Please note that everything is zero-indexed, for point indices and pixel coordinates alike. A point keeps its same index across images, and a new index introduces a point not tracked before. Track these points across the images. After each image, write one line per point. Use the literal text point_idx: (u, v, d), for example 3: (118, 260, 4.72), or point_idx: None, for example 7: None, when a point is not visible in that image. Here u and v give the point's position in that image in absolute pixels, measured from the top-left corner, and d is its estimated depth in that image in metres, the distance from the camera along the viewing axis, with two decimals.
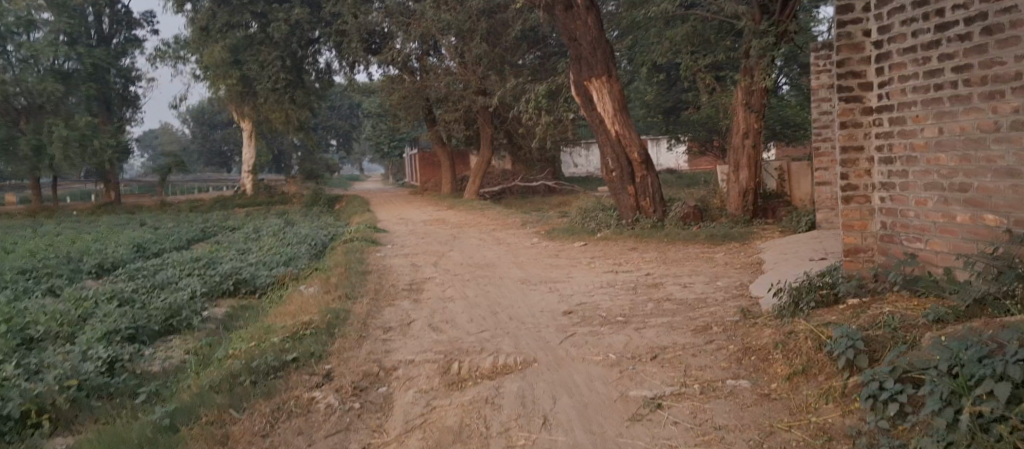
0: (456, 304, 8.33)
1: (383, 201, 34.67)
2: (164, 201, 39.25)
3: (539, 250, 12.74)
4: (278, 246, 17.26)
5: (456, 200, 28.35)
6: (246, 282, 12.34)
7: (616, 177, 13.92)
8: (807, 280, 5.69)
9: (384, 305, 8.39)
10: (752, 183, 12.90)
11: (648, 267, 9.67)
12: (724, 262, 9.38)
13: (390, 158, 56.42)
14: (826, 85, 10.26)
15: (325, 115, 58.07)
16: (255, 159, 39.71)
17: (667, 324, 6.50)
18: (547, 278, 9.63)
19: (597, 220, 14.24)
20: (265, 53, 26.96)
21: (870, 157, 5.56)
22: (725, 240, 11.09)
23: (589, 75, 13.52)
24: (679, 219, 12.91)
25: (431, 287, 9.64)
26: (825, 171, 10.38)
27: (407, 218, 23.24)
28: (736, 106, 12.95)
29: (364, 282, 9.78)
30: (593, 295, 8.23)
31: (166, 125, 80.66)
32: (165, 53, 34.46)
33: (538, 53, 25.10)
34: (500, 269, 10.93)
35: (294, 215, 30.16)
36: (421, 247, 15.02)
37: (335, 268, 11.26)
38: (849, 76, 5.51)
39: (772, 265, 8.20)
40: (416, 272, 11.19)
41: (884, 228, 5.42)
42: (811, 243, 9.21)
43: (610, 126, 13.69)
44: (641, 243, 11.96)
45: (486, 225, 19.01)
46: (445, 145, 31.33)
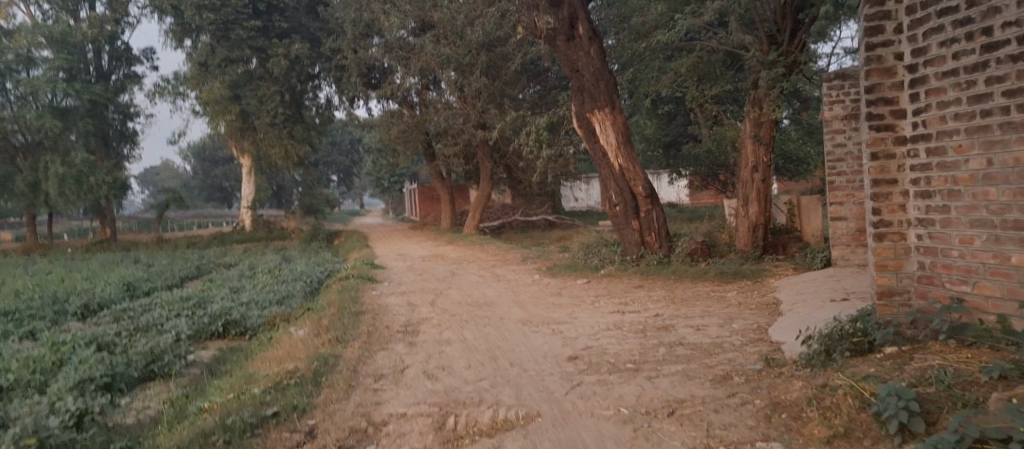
0: (452, 348, 7.80)
1: (382, 236, 34.22)
2: (161, 237, 38.82)
3: (541, 288, 12.24)
4: (273, 283, 16.73)
5: (455, 234, 27.90)
6: (236, 323, 11.80)
7: (620, 212, 13.46)
8: (838, 326, 5.22)
9: (376, 349, 7.86)
10: (762, 218, 12.41)
11: (657, 307, 9.15)
12: (738, 301, 8.86)
13: (390, 192, 56.21)
14: (839, 116, 9.86)
15: (326, 150, 57.95)
16: (254, 195, 39.39)
17: (682, 372, 6.00)
18: (550, 319, 9.11)
19: (600, 256, 13.75)
20: (264, 88, 26.73)
21: (904, 190, 5.08)
22: (737, 277, 10.59)
23: (591, 107, 13.17)
24: (686, 255, 12.42)
25: (427, 329, 9.12)
26: (841, 205, 9.92)
27: (405, 254, 22.75)
28: (745, 139, 12.58)
29: (357, 323, 9.26)
30: (600, 338, 7.70)
31: (167, 161, 80.61)
32: (164, 89, 34.31)
33: (539, 86, 24.85)
34: (500, 309, 10.41)
35: (291, 251, 29.69)
36: (418, 284, 14.51)
37: (329, 308, 10.74)
38: (880, 103, 5.10)
39: (791, 306, 7.67)
40: (412, 312, 10.68)
41: (922, 268, 4.93)
42: (830, 282, 8.68)
43: (613, 159, 13.27)
44: (648, 281, 11.44)
45: (486, 261, 18.54)
46: (445, 180, 30.99)
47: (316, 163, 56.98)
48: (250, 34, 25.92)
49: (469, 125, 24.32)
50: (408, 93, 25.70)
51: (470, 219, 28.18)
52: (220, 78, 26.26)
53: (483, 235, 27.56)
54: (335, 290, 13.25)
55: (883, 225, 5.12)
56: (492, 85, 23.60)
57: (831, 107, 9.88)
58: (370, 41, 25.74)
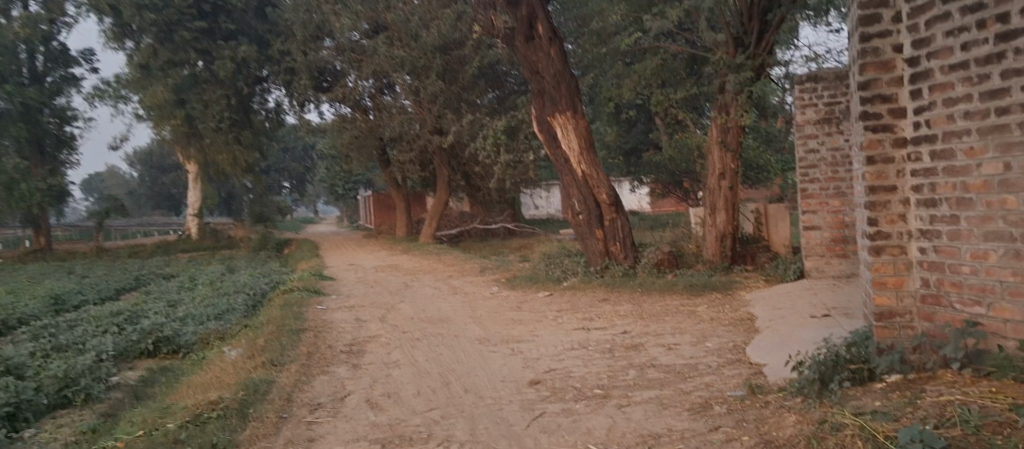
0: (401, 371, 7.07)
1: (335, 245, 33.18)
2: (102, 247, 37.11)
3: (499, 301, 11.56)
4: (214, 297, 15.74)
5: (411, 243, 27.08)
6: (169, 340, 10.84)
7: (583, 220, 12.86)
8: (832, 352, 4.67)
9: (315, 373, 7.08)
10: (729, 227, 11.96)
11: (623, 323, 8.55)
12: (709, 317, 8.31)
13: (345, 200, 55.04)
14: (812, 120, 9.54)
15: (278, 157, 56.50)
16: (201, 202, 37.94)
17: (656, 400, 5.38)
18: (508, 337, 8.44)
19: (563, 266, 13.14)
20: (210, 92, 25.58)
21: (904, 198, 4.54)
22: (706, 290, 10.07)
23: (552, 110, 12.57)
24: (653, 266, 11.90)
25: (375, 349, 8.36)
26: (814, 214, 9.49)
27: (357, 264, 21.89)
28: (711, 146, 12.12)
29: (298, 343, 8.45)
30: (563, 359, 7.05)
31: (111, 167, 77.84)
32: (104, 93, 32.78)
33: (496, 92, 24.24)
34: (455, 325, 9.70)
35: (239, 261, 28.50)
36: (369, 297, 13.71)
37: (269, 325, 9.89)
38: (877, 101, 4.54)
39: (769, 323, 7.15)
40: (361, 329, 9.90)
41: (927, 286, 4.41)
42: (807, 297, 8.17)
43: (576, 165, 12.68)
44: (612, 294, 10.86)
45: (442, 271, 17.81)
46: (400, 187, 30.16)
47: (268, 169, 55.49)
48: (194, 35, 24.77)
49: (425, 131, 23.60)
50: (361, 97, 24.85)
51: (426, 227, 27.39)
52: (165, 82, 25.05)
53: (440, 244, 26.80)
54: (279, 304, 12.37)
55: (880, 237, 4.57)
56: (449, 89, 22.91)
57: (803, 110, 9.55)
58: (321, 44, 24.84)
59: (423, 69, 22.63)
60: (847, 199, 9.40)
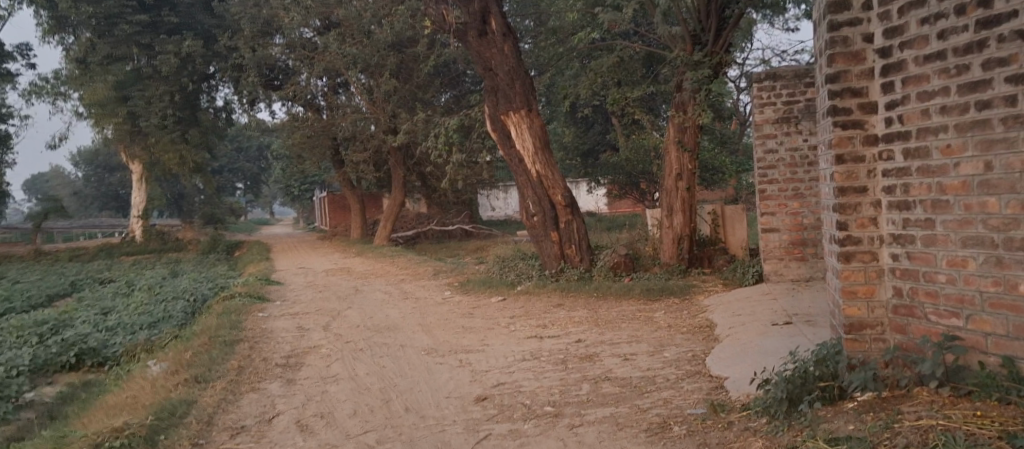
0: (339, 387, 6.54)
1: (287, 247, 32.23)
2: (40, 250, 35.56)
3: (450, 307, 11.07)
4: (151, 305, 14.94)
5: (365, 246, 26.37)
6: (94, 352, 10.32)
7: (538, 222, 12.43)
8: (799, 367, 4.29)
9: (244, 391, 6.51)
10: (687, 228, 11.67)
11: (578, 331, 8.13)
12: (667, 324, 7.94)
13: (299, 201, 53.91)
14: (770, 120, 9.19)
15: (230, 157, 55.08)
16: (146, 204, 36.65)
17: (611, 420, 4.95)
18: (457, 347, 7.96)
19: (518, 270, 12.69)
20: (153, 88, 24.54)
21: (876, 200, 4.16)
22: (664, 295, 9.73)
23: (506, 109, 12.13)
24: (609, 269, 11.53)
25: (314, 361, 7.80)
26: (773, 216, 9.20)
27: (307, 268, 21.15)
28: (668, 145, 11.79)
29: (229, 356, 7.86)
30: (514, 372, 6.59)
31: (55, 167, 75.06)
32: (42, 89, 31.36)
33: (452, 92, 23.74)
34: (402, 334, 9.17)
35: (185, 264, 27.50)
36: (315, 303, 13.08)
37: (201, 336, 9.25)
38: (846, 95, 4.17)
39: (731, 330, 6.81)
40: (302, 339, 9.30)
41: (899, 296, 4.04)
42: (767, 303, 7.82)
43: (530, 165, 12.25)
44: (567, 299, 10.46)
45: (394, 275, 17.25)
46: (354, 188, 29.44)
47: (219, 170, 54.04)
48: (135, 30, 23.74)
49: (378, 131, 22.96)
50: (312, 95, 24.08)
51: (381, 229, 26.69)
52: (105, 79, 24.00)
53: (394, 246, 26.18)
54: (216, 313, 11.69)
55: (850, 242, 4.18)
56: (403, 87, 22.32)
57: (762, 109, 9.20)
58: (271, 40, 24.02)
59: (376, 67, 22.01)
60: (806, 200, 9.15)
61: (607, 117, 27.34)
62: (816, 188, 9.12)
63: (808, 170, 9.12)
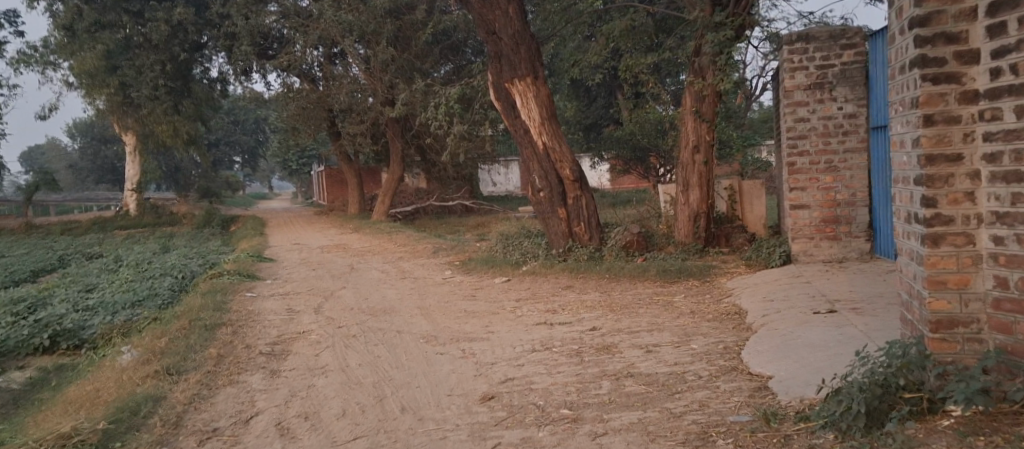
0: (327, 381, 5.84)
1: (283, 222, 31.45)
2: (31, 223, 34.81)
3: (451, 288, 10.37)
4: (136, 283, 14.21)
5: (362, 221, 25.60)
6: (67, 334, 9.69)
7: (544, 198, 11.68)
8: (875, 372, 3.63)
9: (220, 385, 5.81)
10: (704, 205, 10.90)
11: (591, 318, 7.43)
12: (689, 310, 7.23)
13: (297, 175, 53.08)
14: (802, 85, 8.38)
15: (227, 130, 54.12)
16: (140, 177, 35.87)
17: (639, 429, 4.24)
18: (459, 335, 7.25)
19: (522, 248, 11.96)
20: (143, 57, 23.62)
21: (972, 171, 3.48)
22: (681, 277, 9.00)
23: (510, 76, 11.33)
24: (621, 249, 10.80)
25: (302, 350, 7.09)
26: (803, 191, 8.43)
27: (302, 244, 20.41)
28: (684, 115, 11.02)
29: (209, 343, 7.14)
30: (523, 366, 5.88)
31: (51, 139, 74.00)
32: (31, 58, 30.38)
33: (452, 63, 22.87)
34: (399, 318, 8.47)
35: (177, 239, 26.80)
36: (308, 283, 12.35)
37: (180, 319, 8.53)
38: (940, 42, 3.50)
39: (766, 318, 6.09)
40: (291, 323, 8.59)
41: (1003, 288, 3.39)
42: (800, 287, 7.11)
43: (537, 136, 11.47)
44: (576, 280, 9.74)
45: (392, 252, 16.55)
46: (352, 162, 28.63)
47: (216, 143, 53.13)
48: None
49: (375, 102, 22.09)
50: (308, 65, 23.19)
51: (379, 204, 25.90)
52: (93, 47, 23.10)
53: (393, 222, 25.44)
54: (201, 292, 10.97)
55: (939, 222, 3.52)
56: (401, 56, 21.45)
57: (793, 74, 8.38)
58: (265, 8, 22.96)
59: (374, 35, 21.10)
60: (840, 174, 8.37)
61: (612, 90, 26.45)
62: (851, 160, 8.32)
63: (843, 141, 8.32)
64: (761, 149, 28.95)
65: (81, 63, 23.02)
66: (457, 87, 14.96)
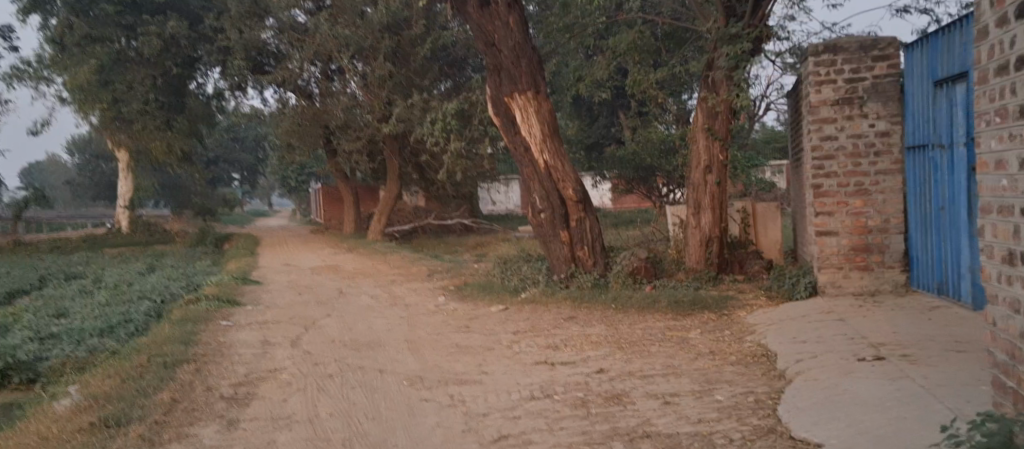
0: (290, 437, 5.02)
1: (277, 241, 30.60)
2: (20, 241, 33.97)
3: (444, 318, 9.54)
4: (111, 308, 13.39)
5: (356, 241, 24.75)
6: (21, 367, 8.91)
7: (545, 220, 10.86)
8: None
9: (166, 440, 4.99)
10: (717, 229, 10.07)
11: (599, 357, 6.56)
12: (708, 350, 6.38)
13: (295, 192, 52.28)
14: (829, 100, 7.57)
15: (225, 147, 53.42)
16: (133, 194, 35.07)
17: None
18: (448, 377, 6.40)
19: (521, 274, 11.14)
20: (134, 71, 22.88)
21: None
22: (695, 309, 8.15)
23: (510, 90, 10.57)
24: (627, 275, 9.98)
25: (269, 393, 6.25)
26: (830, 216, 7.60)
27: (292, 265, 19.58)
28: (695, 132, 10.21)
29: (164, 385, 6.32)
30: (520, 421, 5.01)
31: (51, 154, 73.28)
32: (23, 72, 29.70)
33: (451, 80, 22.22)
34: (384, 353, 7.62)
35: (167, 258, 25.98)
36: (292, 309, 11.51)
37: (141, 354, 7.71)
38: None
39: (802, 364, 5.25)
40: (263, 358, 7.74)
41: None
42: (835, 324, 6.29)
43: (538, 154, 10.67)
44: (580, 312, 8.90)
45: (385, 274, 15.73)
46: (348, 180, 27.85)
47: (214, 159, 52.44)
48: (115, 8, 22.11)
49: (371, 119, 21.34)
50: (304, 80, 22.46)
51: (375, 224, 25.03)
52: (86, 62, 22.47)
53: (390, 242, 24.62)
54: (173, 320, 10.14)
55: None
56: (398, 72, 20.74)
57: (819, 88, 7.58)
58: (263, 23, 22.22)
59: (371, 50, 20.41)
60: (871, 198, 7.52)
61: (615, 107, 25.70)
62: (883, 183, 7.48)
63: (874, 162, 7.50)
64: (766, 169, 28.18)
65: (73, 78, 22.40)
66: (455, 103, 14.21)
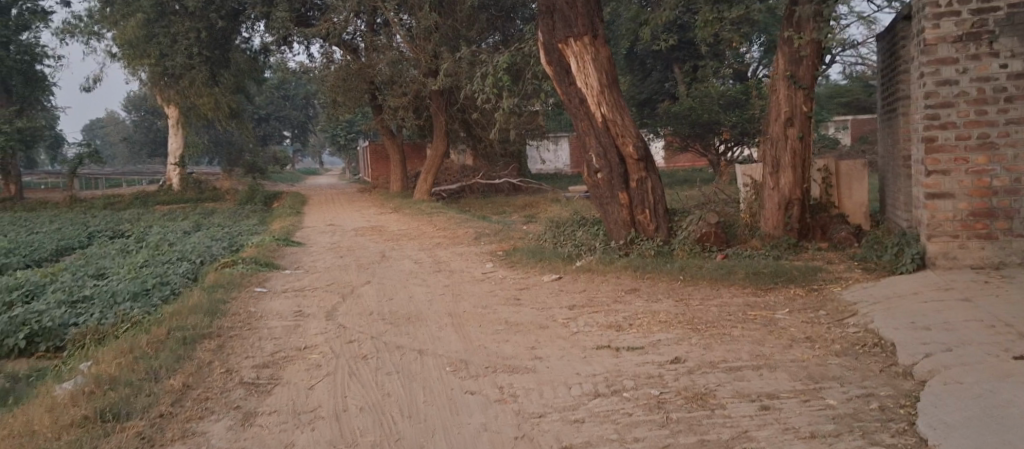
0: (311, 439, 4.29)
1: (324, 200, 30.14)
2: (76, 197, 34.26)
3: (491, 289, 8.71)
4: (149, 268, 12.92)
5: (402, 201, 24.02)
6: (47, 335, 8.39)
7: (602, 180, 9.83)
8: None
9: (169, 441, 4.33)
10: (798, 190, 8.98)
11: (671, 342, 5.63)
12: (803, 335, 5.37)
13: (344, 149, 51.90)
14: (949, 36, 6.48)
15: (275, 104, 53.21)
16: (183, 150, 34.97)
17: None
18: (495, 363, 5.58)
19: (576, 240, 10.18)
20: (178, 25, 22.22)
21: None
22: (778, 282, 7.09)
23: (564, 35, 9.58)
24: (694, 242, 8.98)
25: (293, 378, 5.52)
26: (944, 176, 6.59)
27: (336, 226, 18.98)
28: (775, 80, 9.05)
29: (179, 367, 5.68)
30: (582, 426, 4.15)
31: (111, 111, 74.38)
32: (75, 28, 29.59)
33: (498, 35, 21.21)
34: (424, 330, 6.85)
35: (214, 216, 25.70)
36: (330, 275, 10.82)
37: (162, 325, 7.08)
38: None
39: (934, 361, 4.23)
40: (293, 333, 7.01)
41: None
42: (960, 305, 5.24)
43: (595, 106, 9.64)
44: (643, 283, 7.95)
45: (431, 237, 14.98)
46: (394, 137, 27.11)
47: (263, 117, 52.29)
48: None
49: (417, 74, 20.44)
50: (349, 34, 21.62)
51: (421, 183, 24.22)
52: (134, 16, 21.99)
53: (436, 201, 23.86)
54: (205, 285, 9.52)
55: None
56: (444, 23, 19.73)
57: (937, 22, 6.50)
58: None
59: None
60: (996, 153, 6.49)
61: (672, 61, 24.26)
62: (1012, 135, 6.45)
63: (1002, 110, 6.46)
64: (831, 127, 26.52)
65: (123, 33, 21.97)
66: (506, 54, 13.19)
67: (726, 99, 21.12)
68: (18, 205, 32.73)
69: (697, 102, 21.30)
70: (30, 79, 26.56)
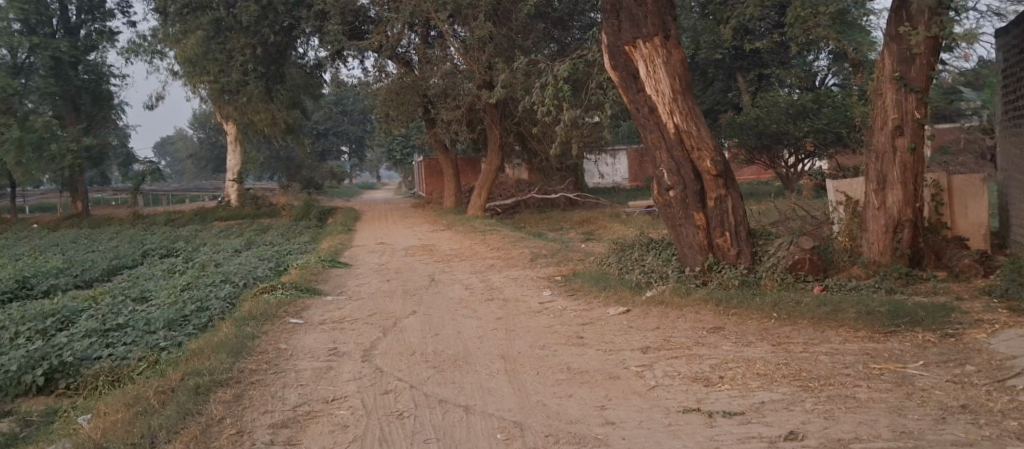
0: None
1: (377, 216, 29.54)
2: (138, 214, 34.47)
3: (550, 324, 7.65)
4: (191, 292, 12.24)
5: (456, 217, 23.16)
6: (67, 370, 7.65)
7: (675, 199, 8.69)
8: None
9: None
10: (909, 210, 7.71)
11: (779, 407, 4.49)
12: (955, 403, 4.18)
13: (401, 164, 51.64)
14: None
15: (333, 119, 53.28)
16: (241, 167, 34.94)
17: None
18: (557, 429, 4.54)
19: (644, 267, 9.04)
20: (234, 41, 21.82)
21: None
22: (901, 325, 5.85)
23: (632, 36, 8.55)
24: (786, 270, 7.78)
25: (314, 444, 4.58)
26: None
27: (387, 244, 18.22)
28: (880, 82, 7.84)
29: (182, 430, 4.77)
30: None
31: (179, 130, 76.12)
32: (139, 47, 29.82)
33: (555, 45, 20.32)
34: (473, 378, 5.86)
35: (268, 233, 25.29)
36: (374, 303, 9.94)
37: (178, 368, 6.22)
38: None
39: None
40: (323, 379, 6.09)
41: None
42: None
43: (666, 116, 8.54)
44: (729, 321, 6.79)
45: (485, 257, 14.02)
46: (448, 152, 26.37)
47: (321, 133, 52.47)
48: None
49: (472, 86, 19.61)
50: (402, 46, 20.97)
51: (475, 198, 23.35)
52: (195, 33, 21.74)
53: (491, 218, 22.93)
54: (238, 315, 8.70)
55: None
56: (499, 33, 18.88)
57: None
58: None
59: (470, 9, 18.67)
60: None
61: (735, 70, 22.96)
62: None
63: None
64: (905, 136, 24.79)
65: (183, 50, 21.72)
66: (566, 62, 12.21)
67: (795, 109, 19.79)
68: (82, 221, 33.04)
69: (764, 112, 19.96)
70: (96, 98, 26.66)
